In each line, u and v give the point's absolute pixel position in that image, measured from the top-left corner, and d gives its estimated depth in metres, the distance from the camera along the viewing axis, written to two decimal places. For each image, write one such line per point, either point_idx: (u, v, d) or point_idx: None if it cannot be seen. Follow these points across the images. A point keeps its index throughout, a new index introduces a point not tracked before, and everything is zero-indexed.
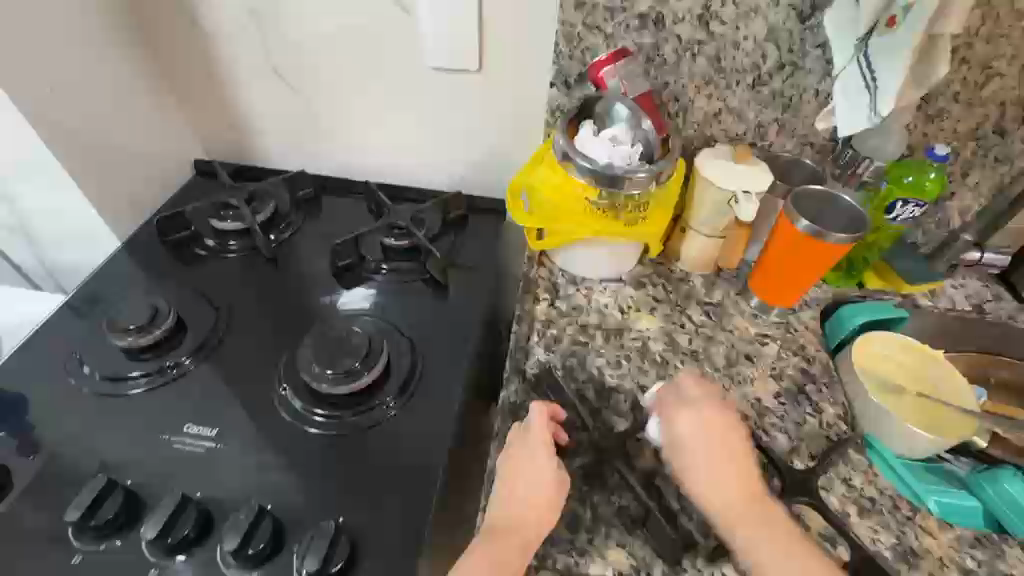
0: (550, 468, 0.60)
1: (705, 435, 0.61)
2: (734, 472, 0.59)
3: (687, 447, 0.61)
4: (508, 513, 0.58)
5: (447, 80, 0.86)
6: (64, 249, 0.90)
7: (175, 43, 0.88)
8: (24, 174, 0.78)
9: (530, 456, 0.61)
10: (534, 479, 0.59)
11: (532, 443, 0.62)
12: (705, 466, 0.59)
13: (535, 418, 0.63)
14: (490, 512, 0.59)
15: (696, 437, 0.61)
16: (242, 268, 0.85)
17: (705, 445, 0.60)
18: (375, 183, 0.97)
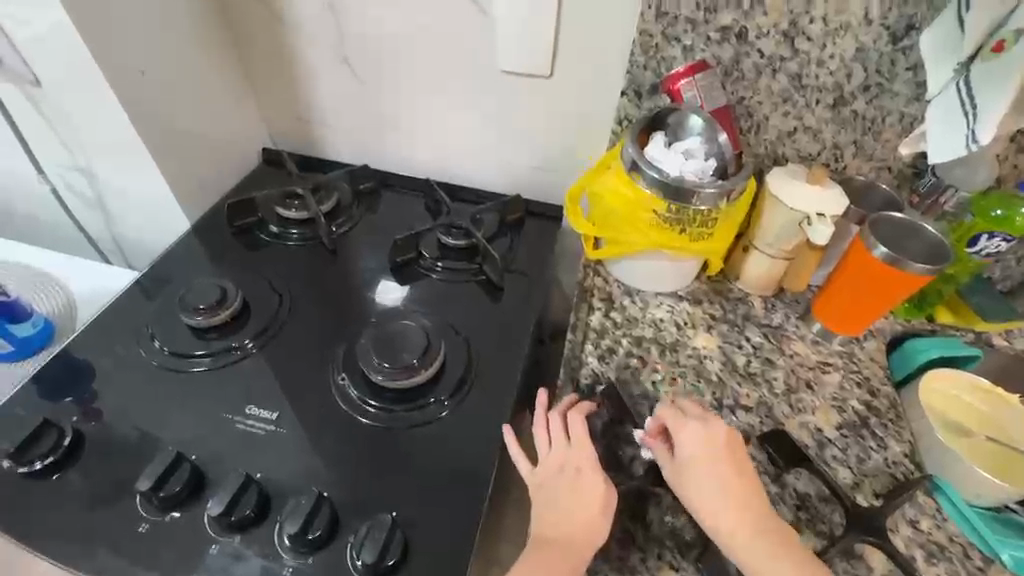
0: (593, 477, 0.60)
1: (712, 446, 0.60)
2: (735, 489, 0.58)
3: (691, 466, 0.59)
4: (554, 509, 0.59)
5: (516, 83, 0.86)
6: (137, 228, 0.94)
7: (253, 33, 0.90)
8: (112, 153, 0.82)
9: (573, 470, 0.61)
10: (580, 490, 0.59)
11: (572, 450, 0.62)
12: (712, 484, 0.58)
13: (572, 423, 0.64)
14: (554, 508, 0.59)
15: (698, 455, 0.59)
16: (303, 255, 0.87)
17: (701, 464, 0.59)
18: (435, 182, 0.98)
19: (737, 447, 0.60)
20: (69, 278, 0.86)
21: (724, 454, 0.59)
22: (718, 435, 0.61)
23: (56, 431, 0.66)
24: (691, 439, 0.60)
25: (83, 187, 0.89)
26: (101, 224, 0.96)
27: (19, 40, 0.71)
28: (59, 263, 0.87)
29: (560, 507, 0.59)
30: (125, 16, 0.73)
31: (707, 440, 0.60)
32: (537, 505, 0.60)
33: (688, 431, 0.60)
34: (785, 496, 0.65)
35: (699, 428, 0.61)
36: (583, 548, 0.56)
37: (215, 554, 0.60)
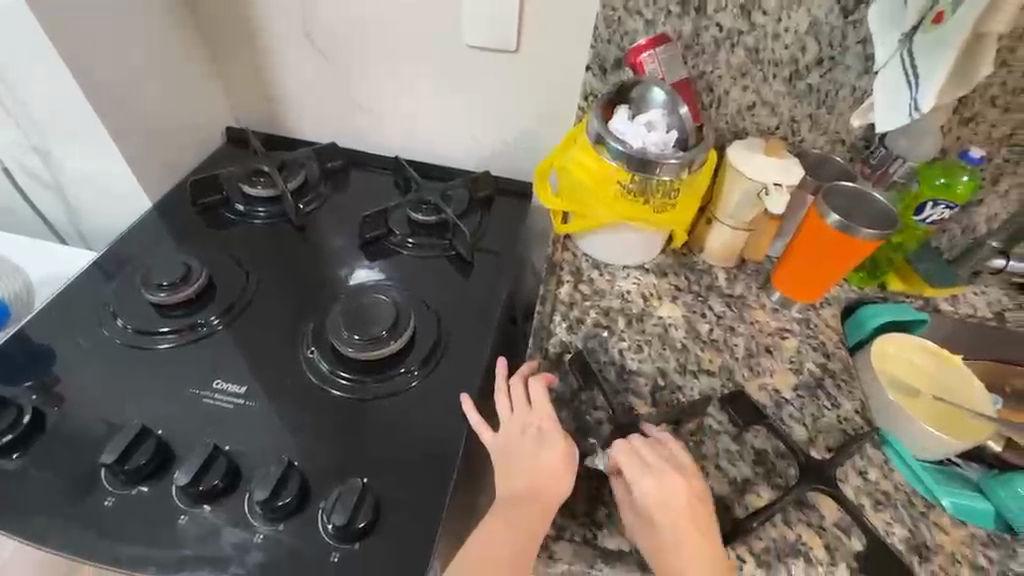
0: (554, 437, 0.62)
1: (669, 488, 0.58)
2: (676, 534, 0.56)
3: (644, 505, 0.58)
4: (519, 473, 0.60)
5: (483, 59, 0.86)
6: (95, 208, 0.92)
7: (212, 6, 0.88)
8: (66, 130, 0.79)
9: (536, 431, 0.63)
10: (541, 450, 0.61)
11: (531, 414, 0.64)
12: (662, 528, 0.56)
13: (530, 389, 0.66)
14: (520, 467, 0.61)
15: (653, 498, 0.58)
16: (271, 233, 0.86)
17: (657, 505, 0.57)
18: (404, 160, 0.98)
19: (693, 501, 0.58)
20: (23, 260, 0.83)
21: (676, 499, 0.58)
22: (685, 479, 0.59)
23: (15, 410, 0.65)
24: (653, 488, 0.58)
25: (37, 167, 0.87)
26: (58, 208, 0.93)
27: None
28: (15, 247, 0.84)
29: (522, 468, 0.60)
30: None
31: (661, 482, 0.58)
32: (502, 468, 0.62)
33: (643, 477, 0.58)
34: (744, 453, 0.68)
35: (661, 471, 0.59)
36: (549, 502, 0.58)
37: (185, 525, 0.60)
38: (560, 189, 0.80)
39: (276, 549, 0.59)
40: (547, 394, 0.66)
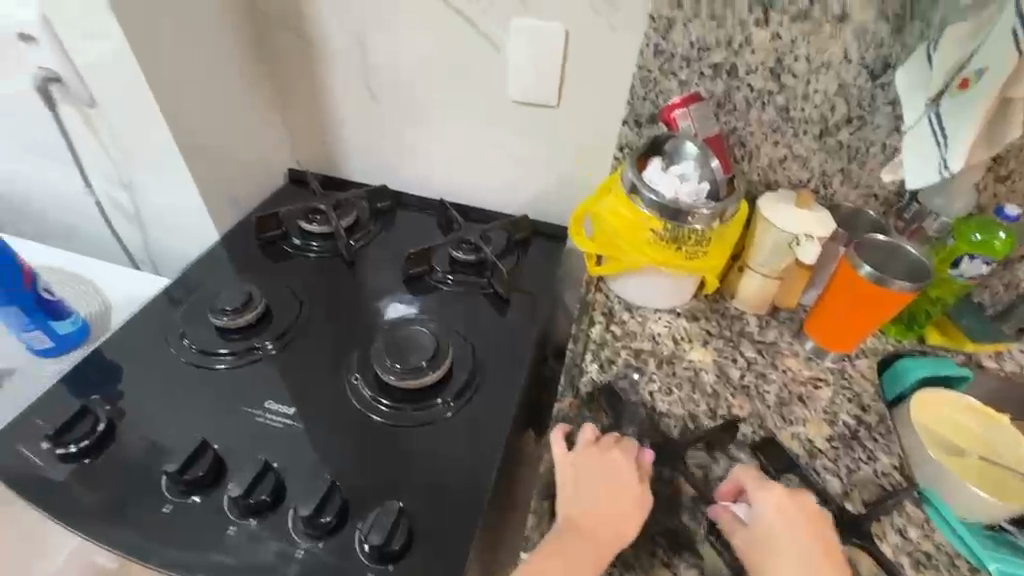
0: (635, 500, 0.62)
1: (800, 522, 0.60)
2: (618, 526, 0.61)
3: (772, 534, 0.60)
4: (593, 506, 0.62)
5: (526, 113, 0.92)
6: (169, 239, 1.01)
7: (285, 65, 0.98)
8: (154, 170, 0.89)
9: (612, 467, 0.64)
10: (618, 500, 0.62)
11: (623, 478, 0.64)
12: (793, 557, 0.58)
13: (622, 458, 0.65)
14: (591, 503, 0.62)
15: (600, 485, 0.63)
16: (323, 266, 0.93)
17: (784, 538, 0.60)
18: (447, 202, 1.05)
19: (823, 517, 0.61)
20: (102, 282, 0.92)
21: (805, 521, 0.60)
22: (785, 503, 0.61)
23: (92, 418, 0.71)
24: (781, 513, 0.61)
25: (123, 200, 0.96)
26: (137, 236, 1.03)
27: (77, 59, 0.76)
28: (97, 270, 0.93)
29: (591, 517, 0.61)
30: (175, 42, 0.80)
31: (787, 515, 0.61)
32: (572, 494, 0.64)
33: (772, 503, 0.61)
34: None
35: (773, 503, 0.61)
36: (607, 550, 0.59)
37: (234, 535, 0.63)
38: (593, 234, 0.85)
39: (314, 567, 0.61)
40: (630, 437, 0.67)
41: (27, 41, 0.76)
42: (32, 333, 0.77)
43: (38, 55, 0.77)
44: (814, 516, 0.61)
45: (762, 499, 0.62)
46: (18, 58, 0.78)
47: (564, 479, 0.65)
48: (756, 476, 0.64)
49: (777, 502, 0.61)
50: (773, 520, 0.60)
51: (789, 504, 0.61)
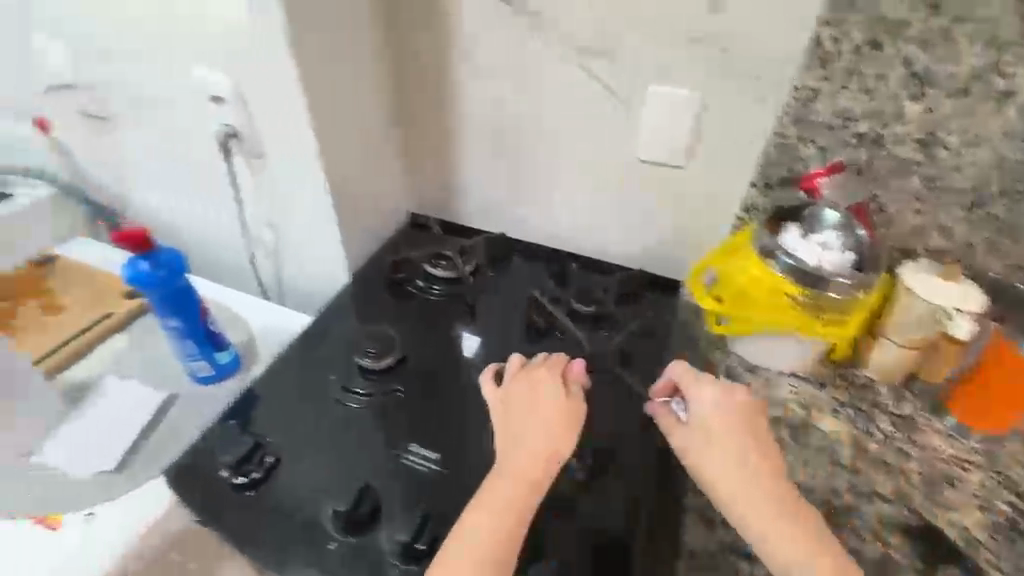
0: (574, 406, 0.73)
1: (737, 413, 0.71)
2: (559, 425, 0.71)
3: (704, 424, 0.71)
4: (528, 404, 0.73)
5: (650, 171, 0.95)
6: (300, 275, 1.08)
7: (417, 120, 1.04)
8: (302, 215, 0.97)
9: (534, 380, 0.76)
10: (553, 406, 0.73)
11: (552, 386, 0.75)
12: (711, 440, 0.70)
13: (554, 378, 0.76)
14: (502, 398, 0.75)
15: (540, 396, 0.74)
16: (445, 309, 0.98)
17: (717, 429, 0.70)
18: (565, 252, 1.08)
19: (754, 415, 0.71)
20: (246, 314, 0.98)
21: (737, 418, 0.71)
22: (728, 400, 0.72)
23: (262, 452, 0.76)
24: (713, 408, 0.72)
25: (267, 238, 1.05)
26: (273, 271, 1.11)
27: (255, 115, 0.85)
28: (241, 302, 1.00)
29: (524, 415, 0.72)
30: (339, 103, 0.88)
31: (728, 407, 0.72)
32: (498, 407, 0.74)
33: (708, 399, 0.72)
34: None
35: (711, 397, 0.73)
36: (564, 443, 0.70)
37: None
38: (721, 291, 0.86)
39: None
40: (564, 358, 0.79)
41: (217, 101, 0.86)
42: (198, 361, 0.83)
43: (224, 114, 0.87)
44: (754, 414, 0.71)
45: (698, 395, 0.73)
46: (207, 116, 0.89)
47: (498, 406, 0.75)
48: (690, 376, 0.75)
49: (719, 399, 0.72)
50: (708, 413, 0.72)
51: (733, 403, 0.72)
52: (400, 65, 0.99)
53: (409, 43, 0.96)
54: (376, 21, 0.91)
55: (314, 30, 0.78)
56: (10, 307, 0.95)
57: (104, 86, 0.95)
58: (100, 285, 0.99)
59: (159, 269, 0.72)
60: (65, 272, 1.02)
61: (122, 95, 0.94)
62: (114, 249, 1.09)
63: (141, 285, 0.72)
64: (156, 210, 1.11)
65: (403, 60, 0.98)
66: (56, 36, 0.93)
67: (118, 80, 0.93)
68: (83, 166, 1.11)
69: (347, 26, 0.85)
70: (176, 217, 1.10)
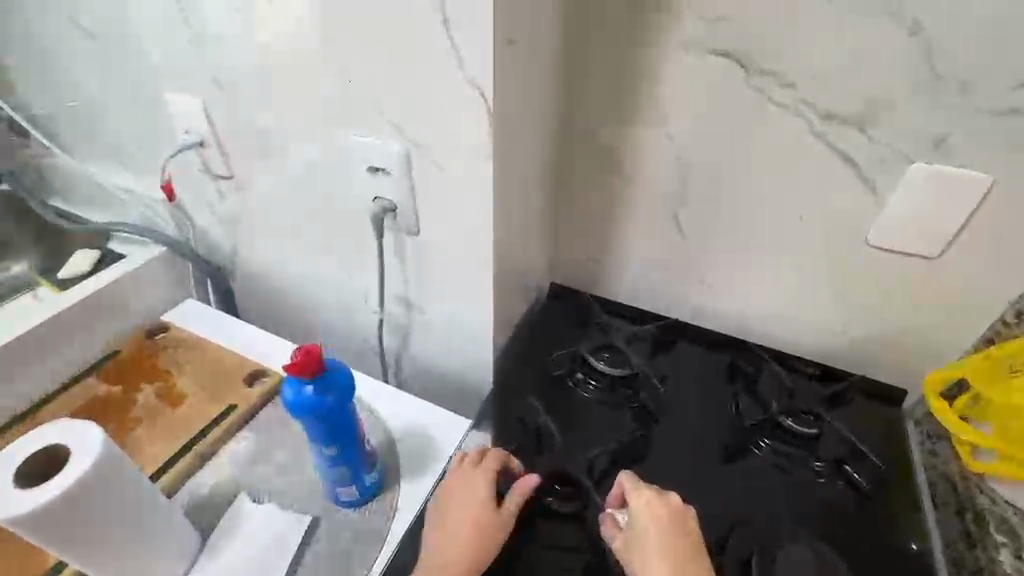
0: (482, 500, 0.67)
1: (658, 517, 0.63)
2: (475, 533, 0.64)
3: (639, 534, 0.63)
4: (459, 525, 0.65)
5: (882, 259, 0.76)
6: (431, 355, 0.94)
7: (578, 182, 0.89)
8: (451, 297, 0.82)
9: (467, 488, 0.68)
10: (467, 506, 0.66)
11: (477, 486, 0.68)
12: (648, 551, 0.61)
13: (483, 476, 0.69)
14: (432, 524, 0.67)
15: (456, 497, 0.67)
16: (613, 413, 0.82)
17: (651, 539, 0.62)
18: (755, 344, 0.90)
19: (687, 521, 0.64)
20: (379, 409, 0.84)
21: (668, 524, 0.63)
22: (655, 506, 0.64)
23: None
24: (652, 517, 0.63)
25: (399, 316, 0.91)
26: (398, 350, 0.97)
27: (421, 190, 0.72)
28: (374, 392, 0.86)
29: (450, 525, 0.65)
30: (514, 176, 0.73)
31: (654, 513, 0.64)
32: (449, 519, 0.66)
33: (639, 505, 0.65)
34: None
35: (642, 503, 0.65)
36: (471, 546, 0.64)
37: None
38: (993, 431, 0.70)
39: None
40: (503, 463, 0.71)
41: (376, 172, 0.73)
42: (345, 485, 0.69)
43: (382, 186, 0.74)
44: (670, 517, 0.63)
45: (637, 500, 0.65)
46: (360, 186, 0.77)
47: (439, 510, 0.67)
48: (639, 482, 0.68)
49: (649, 505, 0.64)
50: (642, 521, 0.63)
51: (653, 503, 0.65)
52: (568, 124, 0.84)
53: (584, 99, 0.81)
54: (554, 77, 0.77)
55: (509, 96, 0.64)
56: (125, 392, 0.84)
57: (237, 140, 0.84)
58: (220, 368, 0.87)
59: (327, 393, 0.60)
60: (179, 348, 0.91)
61: (259, 156, 0.84)
62: (218, 314, 0.99)
63: (302, 411, 0.60)
64: (272, 272, 1.00)
65: (571, 118, 0.83)
66: (193, 92, 0.83)
67: (258, 142, 0.82)
68: (201, 224, 1.01)
69: (533, 86, 0.70)
70: (297, 285, 0.99)
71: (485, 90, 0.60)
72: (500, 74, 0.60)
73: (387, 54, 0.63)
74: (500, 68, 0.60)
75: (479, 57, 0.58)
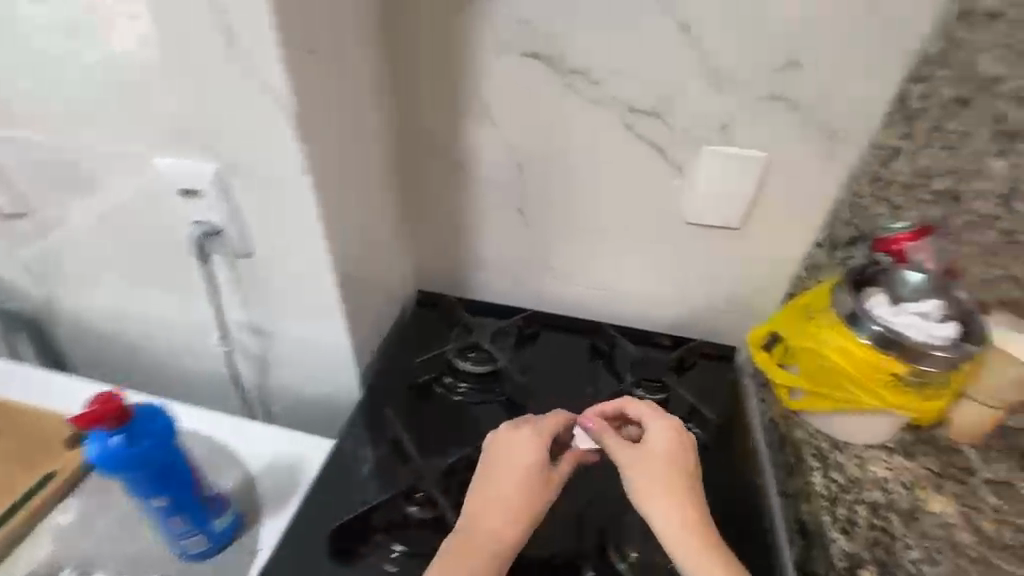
0: (531, 456, 0.67)
1: (670, 438, 0.68)
2: (530, 486, 0.65)
3: (663, 454, 0.66)
4: (511, 479, 0.65)
5: (699, 235, 0.85)
6: (294, 381, 0.90)
7: (426, 185, 0.89)
8: (299, 316, 0.78)
9: (542, 438, 0.69)
10: (512, 453, 0.67)
11: (523, 450, 0.67)
12: (657, 469, 0.65)
13: (527, 430, 0.69)
14: (479, 483, 0.66)
15: (503, 463, 0.67)
16: (480, 414, 0.84)
17: (658, 456, 0.66)
18: (606, 324, 0.96)
19: (686, 433, 0.69)
20: (235, 445, 0.78)
21: (680, 440, 0.68)
22: (670, 427, 0.68)
23: None
24: (666, 436, 0.68)
25: (252, 344, 0.85)
26: (259, 380, 0.91)
27: (245, 211, 0.68)
28: (229, 428, 0.80)
29: (504, 479, 0.65)
30: (345, 187, 0.71)
31: (670, 434, 0.68)
32: (501, 475, 0.66)
33: (660, 424, 0.69)
34: None
35: (659, 422, 0.69)
36: (519, 498, 0.64)
37: None
38: (800, 369, 0.79)
39: None
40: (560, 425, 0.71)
41: (189, 195, 0.67)
42: (192, 537, 0.64)
43: (198, 210, 0.69)
44: (671, 434, 0.68)
45: (654, 421, 0.69)
46: (177, 212, 0.70)
47: (486, 467, 0.67)
48: (653, 408, 0.71)
49: (668, 429, 0.68)
50: (657, 441, 0.67)
51: (671, 425, 0.69)
52: (405, 129, 0.84)
53: (416, 103, 0.81)
54: (378, 83, 0.77)
55: (319, 106, 0.62)
56: None
57: (23, 169, 0.74)
58: (28, 431, 0.76)
59: (139, 442, 0.55)
60: None
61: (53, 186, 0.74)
62: (22, 367, 0.85)
63: (113, 467, 0.55)
64: (98, 314, 0.89)
65: (407, 123, 0.83)
66: None
67: (49, 171, 0.73)
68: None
69: (351, 93, 0.69)
70: (130, 325, 0.89)
71: (285, 100, 0.58)
72: (302, 85, 0.58)
73: (174, 67, 0.58)
74: (302, 77, 0.58)
75: (272, 67, 0.56)
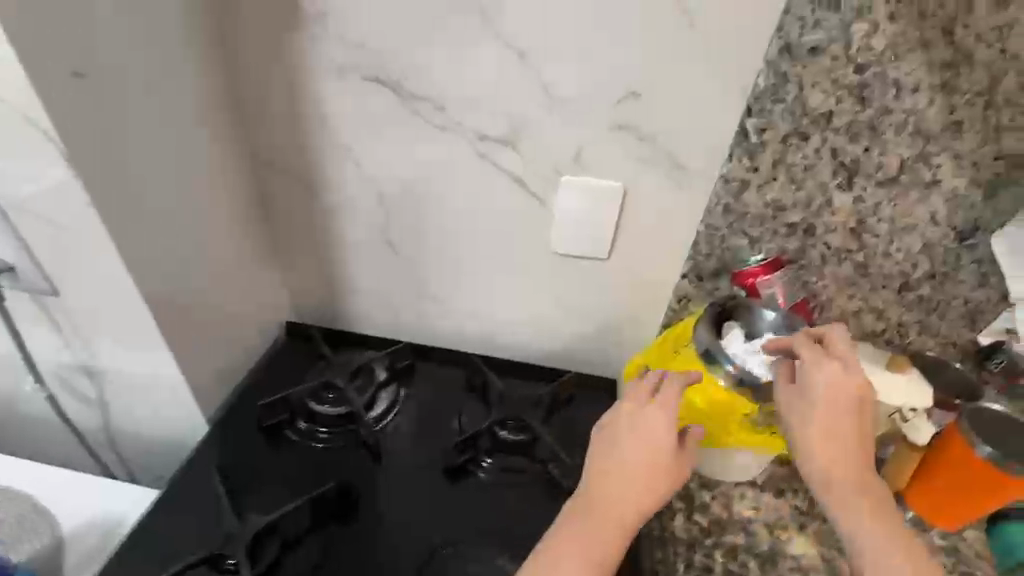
0: (663, 430, 0.62)
1: (840, 398, 0.60)
2: (659, 467, 0.60)
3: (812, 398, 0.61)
4: (657, 450, 0.61)
5: (569, 265, 0.82)
6: (136, 424, 0.82)
7: (286, 210, 0.84)
8: (124, 356, 0.72)
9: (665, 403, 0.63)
10: (652, 424, 0.62)
11: (662, 421, 0.62)
12: (835, 426, 0.60)
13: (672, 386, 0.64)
14: (598, 452, 0.63)
15: (642, 426, 0.62)
16: (332, 463, 0.78)
17: (817, 409, 0.60)
18: (482, 356, 0.92)
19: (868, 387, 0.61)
20: (49, 503, 0.73)
21: (851, 410, 0.60)
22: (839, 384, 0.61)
23: None
24: (840, 386, 0.61)
25: (83, 386, 0.78)
26: (98, 423, 0.82)
27: (38, 248, 0.61)
28: (45, 485, 0.75)
29: (636, 444, 0.62)
30: (160, 220, 0.65)
31: (836, 390, 0.61)
32: (630, 444, 0.62)
33: (829, 367, 0.61)
34: None
35: (827, 371, 0.61)
36: (650, 476, 0.60)
37: None
38: None
39: None
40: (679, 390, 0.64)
41: None
42: None
43: None
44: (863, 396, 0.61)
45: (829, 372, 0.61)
46: None
47: (605, 432, 0.64)
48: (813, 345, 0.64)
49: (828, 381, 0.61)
50: (823, 392, 0.61)
51: (819, 369, 0.61)
52: (254, 152, 0.78)
53: (262, 125, 0.76)
54: (211, 105, 0.71)
55: (103, 133, 0.56)
56: None
57: None
58: None
59: None
60: None
61: None
62: None
63: None
64: None
65: (256, 146, 0.78)
66: None
67: None
68: None
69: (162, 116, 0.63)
70: None
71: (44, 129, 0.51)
72: (72, 115, 0.53)
73: None
74: (70, 102, 0.52)
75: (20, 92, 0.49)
